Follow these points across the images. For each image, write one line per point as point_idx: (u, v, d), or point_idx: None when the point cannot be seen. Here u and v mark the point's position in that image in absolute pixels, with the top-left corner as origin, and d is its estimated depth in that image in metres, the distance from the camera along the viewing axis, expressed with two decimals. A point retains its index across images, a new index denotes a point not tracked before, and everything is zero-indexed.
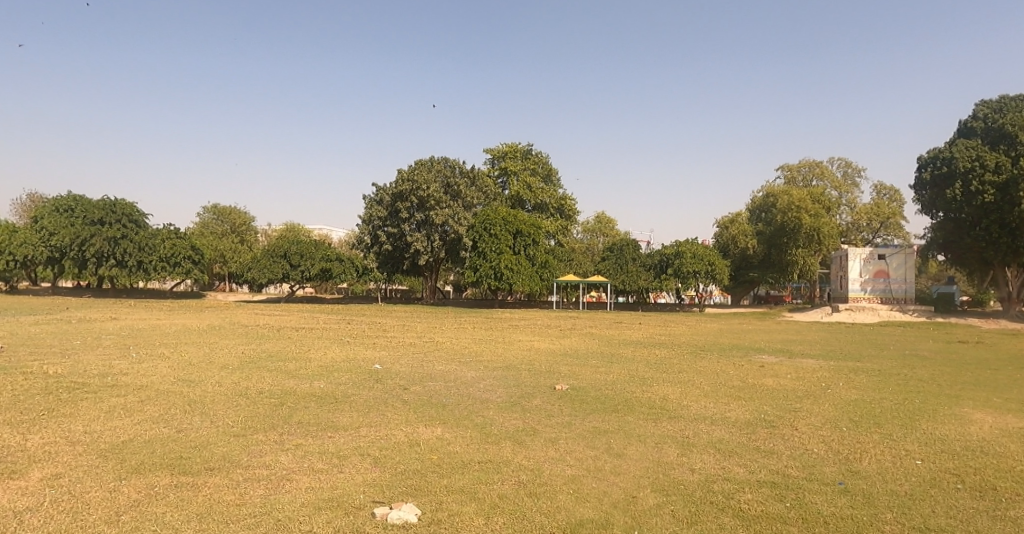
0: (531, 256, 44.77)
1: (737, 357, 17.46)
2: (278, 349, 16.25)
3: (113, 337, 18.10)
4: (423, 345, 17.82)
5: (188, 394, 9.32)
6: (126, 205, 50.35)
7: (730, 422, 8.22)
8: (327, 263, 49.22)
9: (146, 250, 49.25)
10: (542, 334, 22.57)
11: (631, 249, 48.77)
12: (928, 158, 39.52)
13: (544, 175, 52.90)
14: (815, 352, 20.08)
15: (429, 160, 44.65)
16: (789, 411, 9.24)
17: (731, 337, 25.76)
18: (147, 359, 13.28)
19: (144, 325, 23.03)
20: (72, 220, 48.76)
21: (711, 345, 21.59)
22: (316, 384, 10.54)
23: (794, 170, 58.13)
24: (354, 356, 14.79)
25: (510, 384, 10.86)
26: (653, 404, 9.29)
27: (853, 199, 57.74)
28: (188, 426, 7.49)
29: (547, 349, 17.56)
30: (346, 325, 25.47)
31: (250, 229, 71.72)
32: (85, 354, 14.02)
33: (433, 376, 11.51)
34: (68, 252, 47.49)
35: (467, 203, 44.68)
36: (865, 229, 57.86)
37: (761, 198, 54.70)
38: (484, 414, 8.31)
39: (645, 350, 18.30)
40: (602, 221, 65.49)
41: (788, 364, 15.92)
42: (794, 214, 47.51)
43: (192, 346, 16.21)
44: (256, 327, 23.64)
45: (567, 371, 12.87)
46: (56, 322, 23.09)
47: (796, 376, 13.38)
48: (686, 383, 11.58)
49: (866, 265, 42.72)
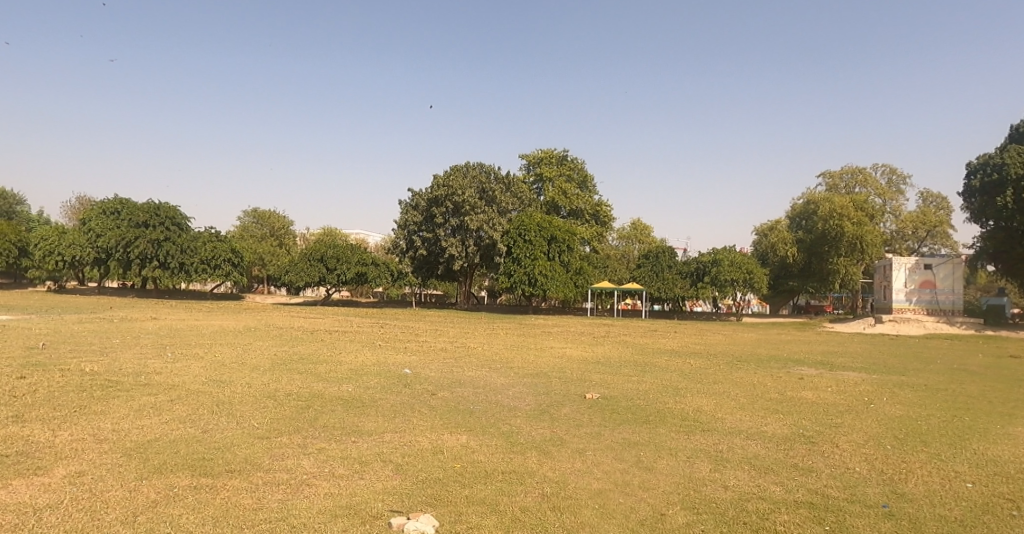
0: (565, 262, 44.45)
1: (776, 368, 16.90)
2: (310, 351, 16.38)
3: (153, 337, 18.54)
4: (454, 350, 17.76)
5: (217, 395, 9.39)
6: (170, 209, 51.81)
7: (767, 437, 7.89)
8: (362, 267, 49.77)
9: (188, 252, 50.57)
10: (574, 341, 22.33)
11: (666, 256, 47.98)
12: (977, 165, 38.05)
13: (579, 181, 52.59)
14: (858, 365, 19.34)
15: (465, 165, 44.80)
16: (830, 426, 8.84)
17: (769, 347, 25.04)
18: (181, 359, 13.48)
19: (183, 326, 23.50)
20: (119, 222, 50.39)
21: (748, 355, 20.99)
22: (344, 388, 10.52)
23: (837, 177, 56.59)
24: (384, 361, 14.76)
25: (539, 392, 10.67)
26: (686, 416, 8.99)
27: (899, 207, 55.88)
28: (215, 426, 7.50)
29: (578, 357, 17.32)
30: (379, 329, 25.65)
31: (289, 232, 73.07)
32: (123, 353, 14.32)
33: (462, 382, 11.39)
34: (114, 254, 49.06)
35: (502, 209, 44.66)
36: (912, 238, 55.93)
37: (802, 205, 53.37)
38: (511, 422, 8.14)
39: (679, 360, 17.87)
40: (637, 228, 64.78)
41: (830, 377, 15.37)
42: (837, 221, 46.19)
43: (226, 347, 16.42)
44: (291, 329, 23.93)
45: (597, 380, 12.60)
46: (100, 321, 23.75)
47: (837, 390, 12.86)
48: (721, 395, 11.22)
49: (911, 275, 41.31)
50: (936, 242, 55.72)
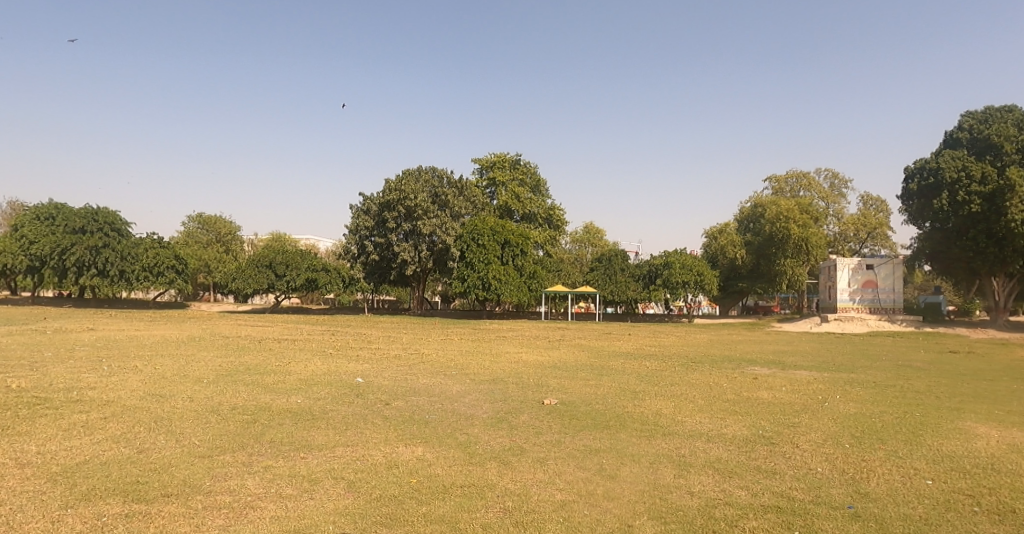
0: (519, 267, 44.34)
1: (729, 369, 17.08)
2: (257, 361, 15.72)
3: (87, 349, 17.51)
4: (408, 357, 17.36)
5: (156, 411, 8.80)
6: (109, 214, 49.54)
7: (727, 438, 7.86)
8: (313, 273, 48.60)
9: (129, 259, 48.41)
10: (530, 345, 22.19)
11: (619, 260, 48.10)
12: (915, 169, 39.68)
13: (533, 185, 52.65)
14: (807, 364, 19.76)
15: (417, 169, 44.27)
16: (788, 426, 8.88)
17: (722, 348, 25.42)
18: (118, 372, 12.69)
19: (121, 337, 22.31)
20: (52, 228, 47.85)
21: (702, 356, 21.21)
22: (293, 399, 10.04)
23: (781, 181, 58.29)
24: (336, 369, 14.26)
25: (497, 398, 10.42)
26: (646, 419, 8.89)
27: (841, 210, 57.94)
28: (152, 446, 6.98)
29: (535, 362, 17.16)
30: (330, 337, 24.97)
31: (236, 238, 70.91)
32: (53, 367, 13.40)
33: (416, 391, 11.05)
34: (47, 261, 46.52)
35: (455, 213, 44.29)
36: (853, 240, 58.06)
37: (750, 208, 54.76)
38: (468, 431, 7.87)
39: (635, 362, 17.89)
40: (591, 231, 65.30)
41: (782, 376, 15.61)
42: (782, 224, 47.53)
43: (167, 358, 15.59)
44: (237, 338, 23.00)
45: (555, 384, 12.43)
46: (30, 333, 22.35)
47: (791, 389, 13.04)
48: (678, 397, 11.21)
49: (854, 275, 42.75)
50: (876, 244, 57.99)
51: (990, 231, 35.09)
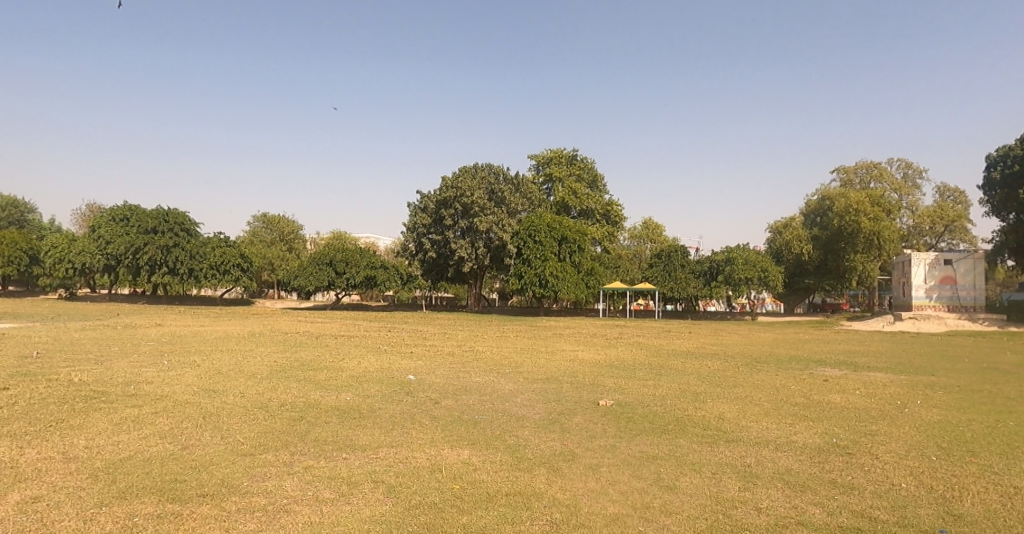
0: (576, 263, 43.78)
1: (797, 370, 16.11)
2: (312, 357, 15.82)
3: (153, 344, 18.08)
4: (462, 355, 17.17)
5: (206, 406, 8.82)
6: (178, 215, 51.71)
7: (798, 447, 7.25)
8: (371, 270, 49.39)
9: (197, 258, 50.36)
10: (586, 344, 21.66)
11: (679, 256, 46.97)
12: (999, 156, 36.98)
13: (589, 181, 51.83)
14: (883, 365, 18.51)
15: (473, 167, 44.24)
16: (866, 434, 8.13)
17: (788, 347, 24.16)
18: (177, 367, 12.95)
19: (187, 332, 23.05)
20: (128, 229, 50.31)
21: (767, 356, 20.17)
22: (342, 397, 9.95)
23: (851, 172, 55.48)
24: (388, 367, 14.18)
25: (549, 399, 10.02)
26: (707, 424, 8.33)
27: (916, 202, 54.70)
28: (196, 442, 6.94)
29: (590, 360, 16.67)
30: (386, 333, 25.10)
31: (298, 237, 72.92)
32: (118, 361, 13.82)
33: (468, 390, 10.78)
34: (123, 260, 48.92)
35: (512, 210, 44.03)
36: (929, 234, 54.77)
37: (817, 201, 52.35)
38: (517, 434, 7.50)
39: (695, 362, 17.12)
40: (649, 227, 63.88)
41: (855, 378, 14.61)
42: (853, 217, 45.18)
43: (226, 354, 15.88)
44: (296, 334, 23.40)
45: (610, 385, 11.92)
46: (103, 328, 23.38)
47: (867, 393, 12.11)
48: (742, 400, 10.53)
49: (931, 270, 40.19)
50: (955, 237, 54.50)
51: None
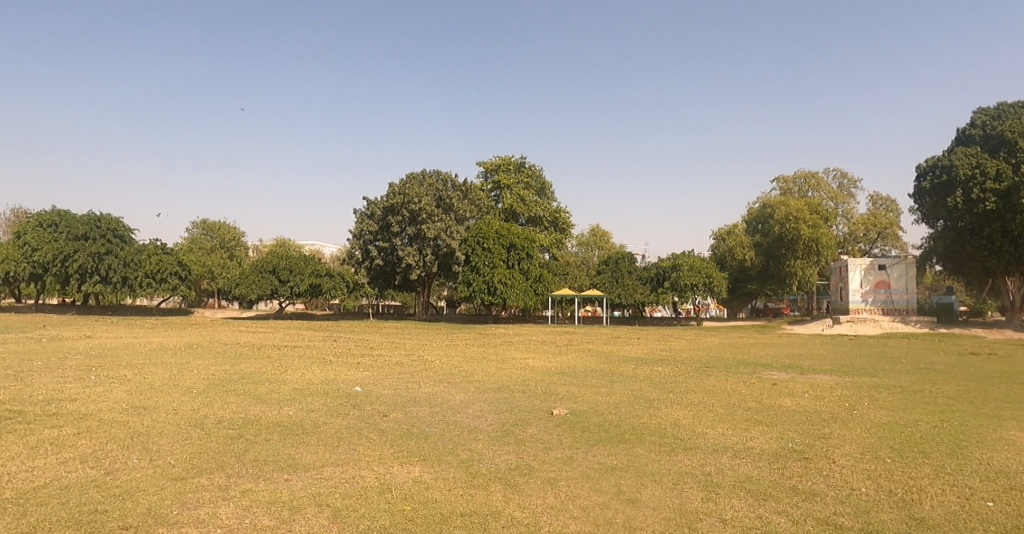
0: (525, 270, 43.72)
1: (746, 373, 16.29)
2: (253, 369, 15.06)
3: (79, 358, 16.90)
4: (411, 365, 16.68)
5: (134, 425, 8.15)
6: (111, 221, 49.24)
7: (755, 453, 7.19)
8: (317, 278, 48.11)
9: (131, 266, 47.99)
10: (538, 351, 21.47)
11: (626, 262, 47.57)
12: (927, 167, 38.87)
13: (538, 188, 51.95)
14: (826, 367, 18.95)
15: (421, 173, 43.66)
16: (819, 438, 8.15)
17: (735, 352, 24.56)
18: (103, 382, 12.05)
19: (117, 344, 21.72)
20: (55, 235, 47.56)
21: (715, 360, 20.43)
22: (284, 411, 9.39)
23: (789, 181, 57.46)
24: (333, 378, 13.60)
25: (502, 409, 9.71)
26: (664, 432, 8.20)
27: (850, 210, 57.03)
28: (121, 466, 6.33)
29: (542, 368, 16.46)
30: (332, 343, 24.28)
31: (240, 244, 70.51)
32: (38, 377, 12.79)
33: (418, 401, 10.38)
34: (50, 268, 46.14)
35: (460, 217, 43.66)
36: (863, 240, 57.17)
37: (757, 209, 53.93)
38: (470, 447, 7.17)
39: (646, 367, 17.12)
40: (597, 234, 64.52)
41: (802, 381, 14.85)
42: (792, 224, 46.76)
43: (159, 367, 14.96)
44: (235, 345, 22.36)
45: (564, 393, 11.71)
46: (24, 340, 21.80)
47: (814, 396, 12.29)
48: (696, 406, 10.48)
49: (867, 275, 41.87)
50: (886, 244, 57.05)
51: (1006, 229, 33.94)
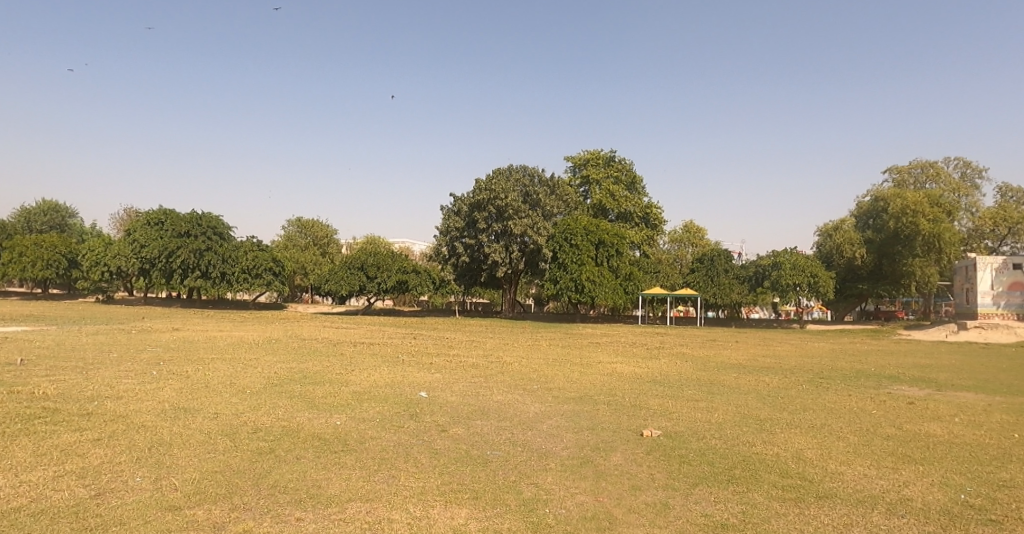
0: (614, 268, 41.71)
1: (869, 388, 13.91)
2: (319, 368, 14.30)
3: (156, 351, 16.78)
4: (486, 367, 15.48)
5: (160, 432, 7.27)
6: (212, 219, 51.58)
7: (918, 510, 5.30)
8: (403, 275, 48.13)
9: (229, 262, 50.01)
10: (624, 354, 19.74)
11: (722, 260, 44.27)
12: None
13: (628, 182, 49.51)
14: (967, 382, 16.04)
15: (507, 169, 42.58)
16: (1002, 488, 6.11)
17: (850, 360, 21.63)
18: (161, 378, 11.48)
19: (200, 337, 21.80)
20: (162, 232, 50.16)
21: (829, 370, 17.93)
22: (332, 420, 8.31)
23: (904, 172, 52.19)
24: (399, 380, 12.52)
25: (581, 426, 8.19)
26: (785, 469, 6.42)
27: (976, 203, 51.01)
28: (118, 486, 5.35)
29: (629, 374, 14.77)
30: (410, 341, 23.51)
31: (332, 241, 72.58)
32: (103, 371, 12.43)
33: (485, 412, 9.07)
34: (157, 264, 48.78)
35: (547, 213, 42.30)
36: (991, 237, 51.01)
37: (870, 202, 49.15)
38: (535, 482, 5.70)
39: (749, 377, 14.99)
40: (690, 230, 61.09)
41: (944, 400, 12.34)
42: (910, 218, 42.16)
43: (227, 362, 14.48)
44: (313, 341, 21.92)
45: (655, 406, 10.02)
46: (115, 332, 22.33)
47: (972, 421, 9.92)
48: (820, 431, 8.51)
49: (998, 276, 36.86)
50: (1019, 240, 50.64)
51: None
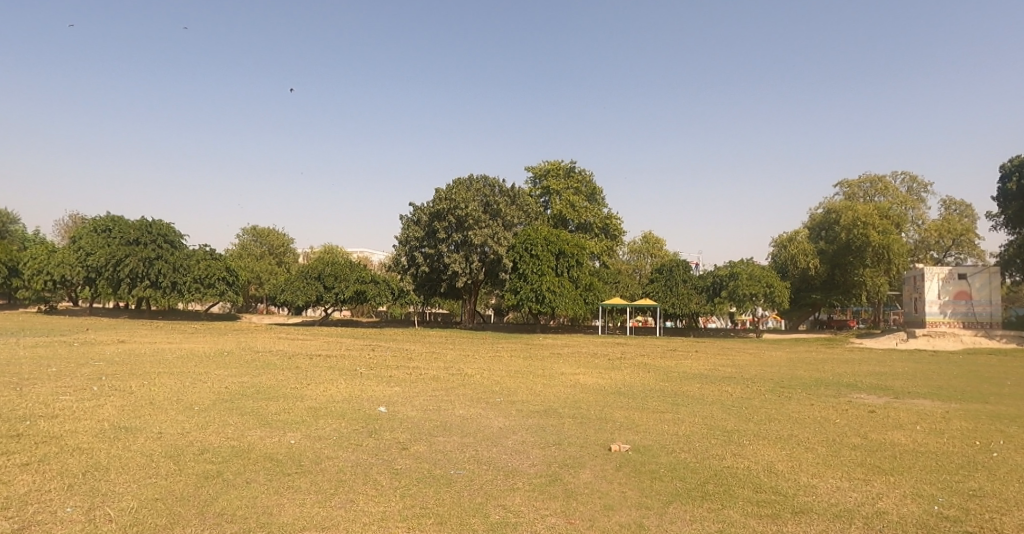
0: (575, 278, 41.77)
1: (829, 397, 14.04)
2: (274, 382, 13.72)
3: (99, 365, 15.89)
4: (448, 379, 15.11)
5: (97, 455, 6.70)
6: (162, 226, 49.76)
7: (894, 523, 5.21)
8: (362, 285, 47.21)
9: (180, 271, 48.28)
10: (587, 365, 19.60)
11: (681, 270, 44.76)
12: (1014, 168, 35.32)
13: (588, 193, 49.83)
14: (921, 390, 16.39)
15: (468, 179, 42.28)
16: (970, 498, 6.10)
17: (808, 369, 21.95)
18: (102, 395, 10.78)
19: (147, 350, 20.79)
20: (109, 240, 48.11)
21: (789, 379, 18.12)
22: (286, 439, 7.85)
23: (854, 186, 53.92)
24: (358, 395, 12.05)
25: (548, 442, 7.93)
26: (758, 483, 6.28)
27: (921, 215, 52.96)
28: (44, 518, 4.84)
29: (593, 385, 14.61)
30: (370, 353, 22.89)
31: (289, 250, 70.97)
32: (38, 387, 11.64)
33: (447, 428, 8.73)
34: (103, 273, 46.72)
35: (508, 223, 42.14)
36: (935, 248, 53.00)
37: (822, 215, 50.54)
38: (503, 504, 5.41)
39: (712, 387, 14.98)
40: (650, 241, 61.76)
41: (902, 408, 12.53)
42: (859, 230, 43.44)
43: (175, 377, 13.76)
44: (268, 354, 21.15)
45: (621, 419, 9.83)
46: (55, 345, 21.12)
47: (932, 429, 10.04)
48: (788, 442, 8.45)
49: (945, 285, 38.15)
50: (961, 252, 52.76)
51: None
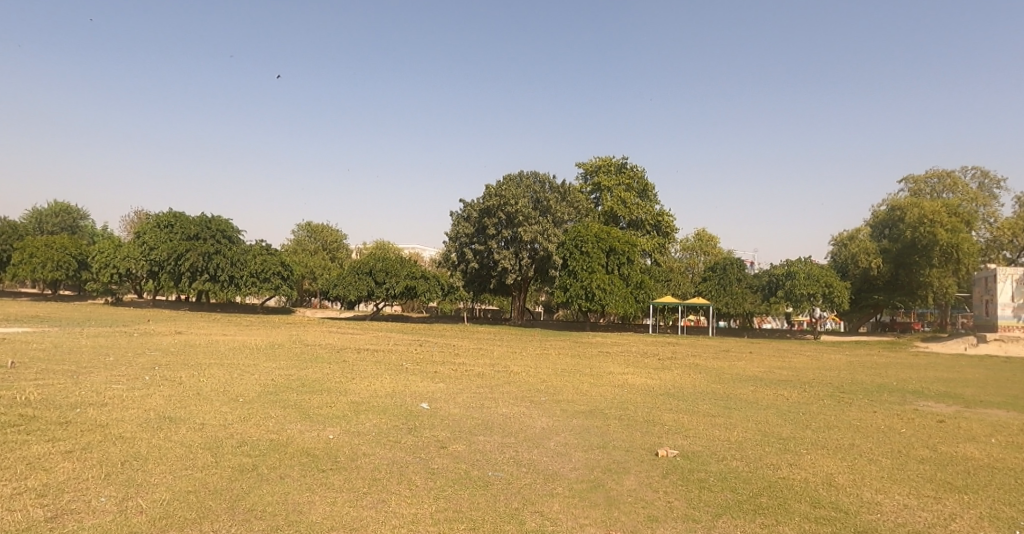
0: (625, 276, 41.02)
1: (894, 404, 13.21)
2: (320, 375, 13.81)
3: (155, 355, 16.37)
4: (493, 377, 14.92)
5: (139, 445, 6.77)
6: (221, 222, 51.45)
7: None
8: (412, 280, 47.65)
9: (237, 265, 49.77)
10: (635, 365, 19.11)
11: (735, 269, 43.43)
12: None
13: (640, 190, 48.96)
14: (995, 399, 15.27)
15: (518, 175, 42.11)
16: None
17: (870, 373, 20.85)
18: (153, 384, 11.03)
19: (202, 341, 21.38)
20: (171, 235, 50.03)
21: (849, 383, 17.22)
22: (325, 434, 7.79)
23: (921, 182, 51.35)
24: (401, 390, 11.98)
25: (591, 445, 7.62)
26: (817, 498, 5.82)
27: (994, 213, 49.94)
28: (79, 507, 4.85)
29: (641, 386, 14.18)
30: (417, 348, 22.96)
31: (342, 246, 72.47)
32: (95, 375, 12.02)
33: (489, 427, 8.52)
34: (165, 266, 48.60)
35: (558, 220, 41.76)
36: (1009, 248, 49.92)
37: (885, 212, 48.25)
38: (540, 510, 5.14)
39: (767, 391, 14.32)
40: (702, 238, 60.27)
41: (975, 419, 11.64)
42: (927, 228, 41.24)
43: (224, 369, 14.01)
44: (317, 347, 21.44)
45: (670, 422, 9.42)
46: (117, 335, 21.93)
47: (1011, 443, 9.25)
48: (850, 453, 7.88)
49: (1019, 288, 35.91)
50: None
51: None
